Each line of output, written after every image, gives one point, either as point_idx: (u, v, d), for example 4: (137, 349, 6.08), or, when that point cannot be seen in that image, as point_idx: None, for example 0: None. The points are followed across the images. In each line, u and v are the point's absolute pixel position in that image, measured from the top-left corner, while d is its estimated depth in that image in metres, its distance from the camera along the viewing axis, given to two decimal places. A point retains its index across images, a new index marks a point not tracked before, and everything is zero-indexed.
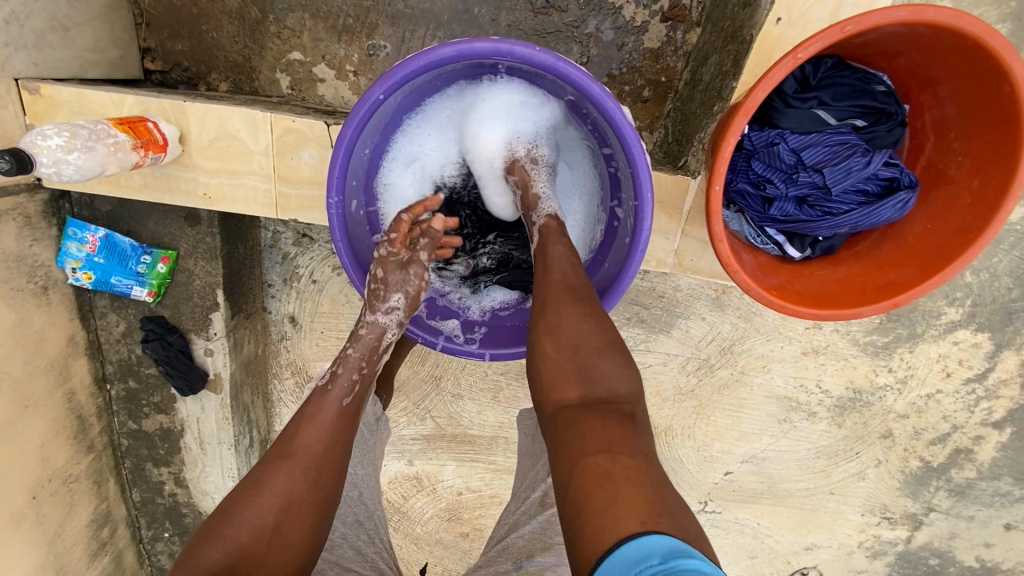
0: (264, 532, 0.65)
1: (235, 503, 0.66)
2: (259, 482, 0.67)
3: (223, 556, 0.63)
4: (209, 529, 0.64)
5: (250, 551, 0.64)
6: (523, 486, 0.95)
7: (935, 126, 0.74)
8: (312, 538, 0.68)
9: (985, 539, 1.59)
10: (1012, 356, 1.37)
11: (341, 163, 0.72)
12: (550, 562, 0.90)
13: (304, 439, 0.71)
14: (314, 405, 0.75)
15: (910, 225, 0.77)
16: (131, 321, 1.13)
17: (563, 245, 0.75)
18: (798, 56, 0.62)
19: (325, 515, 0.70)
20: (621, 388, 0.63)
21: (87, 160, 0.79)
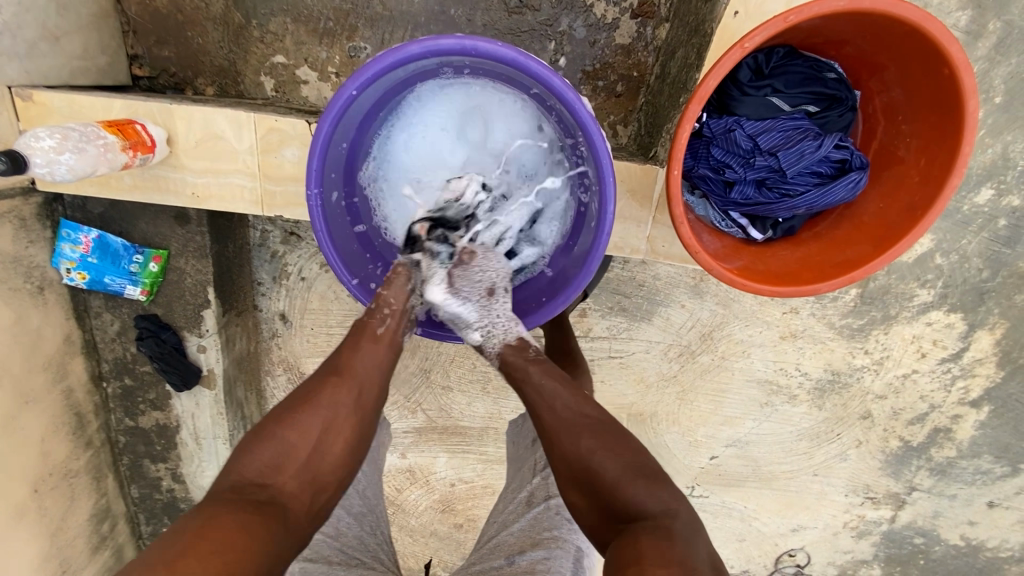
0: (311, 437, 0.72)
1: (287, 411, 0.73)
2: (311, 394, 0.75)
3: (273, 456, 0.70)
4: (262, 430, 0.71)
5: (296, 455, 0.70)
6: (512, 485, 0.96)
7: (885, 110, 0.78)
8: (351, 453, 0.75)
9: (969, 517, 1.63)
10: (985, 336, 1.41)
11: (319, 157, 0.76)
12: (543, 556, 0.85)
13: (349, 360, 0.78)
14: (357, 337, 0.80)
15: (864, 205, 0.81)
16: (125, 319, 1.16)
17: (538, 378, 0.80)
18: (745, 46, 0.66)
19: (366, 433, 0.77)
20: (650, 506, 0.69)
21: (79, 161, 0.81)
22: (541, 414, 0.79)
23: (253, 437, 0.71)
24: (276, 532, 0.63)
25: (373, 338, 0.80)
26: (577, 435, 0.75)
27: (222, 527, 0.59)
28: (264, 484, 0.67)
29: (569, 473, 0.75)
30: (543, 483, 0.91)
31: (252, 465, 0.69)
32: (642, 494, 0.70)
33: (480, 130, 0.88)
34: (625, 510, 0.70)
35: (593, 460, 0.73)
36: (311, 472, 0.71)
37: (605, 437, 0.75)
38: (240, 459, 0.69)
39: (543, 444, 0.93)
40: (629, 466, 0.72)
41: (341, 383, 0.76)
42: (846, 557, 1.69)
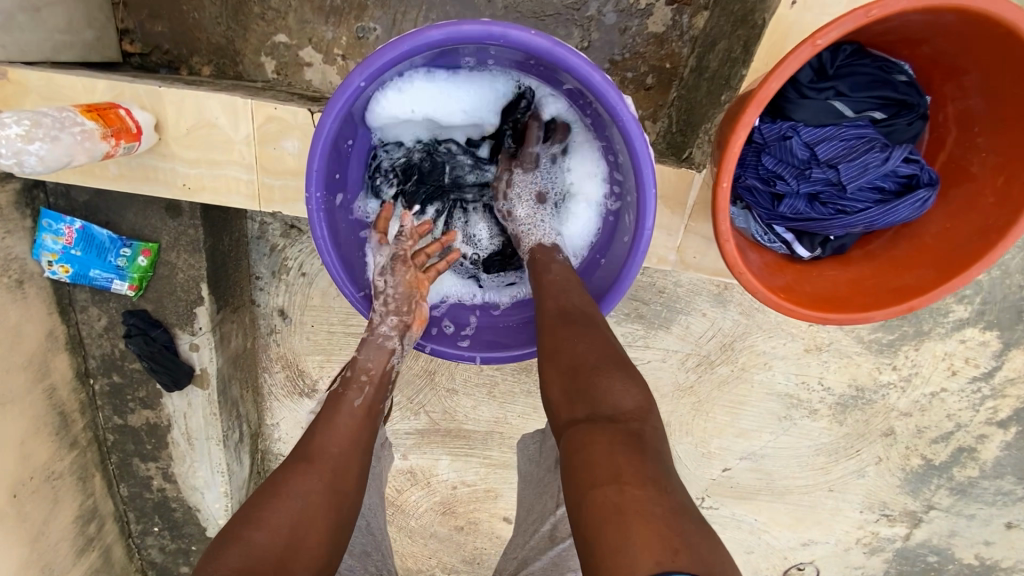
0: (283, 531, 0.60)
1: (254, 507, 0.61)
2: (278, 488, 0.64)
3: (241, 561, 0.56)
4: (223, 538, 0.58)
5: (269, 556, 0.58)
6: (535, 514, 0.89)
7: (957, 120, 0.70)
8: (330, 546, 0.64)
9: (986, 537, 1.57)
10: (1020, 355, 1.34)
11: (321, 156, 0.68)
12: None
13: (322, 441, 0.69)
14: (329, 412, 0.72)
15: (928, 225, 0.72)
16: (113, 315, 1.09)
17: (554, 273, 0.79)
18: (817, 43, 0.57)
19: (341, 526, 0.66)
20: (620, 403, 0.61)
21: (51, 151, 0.71)
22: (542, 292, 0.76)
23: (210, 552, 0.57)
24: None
25: (349, 409, 0.72)
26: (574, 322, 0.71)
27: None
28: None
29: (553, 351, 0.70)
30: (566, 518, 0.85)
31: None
32: (616, 390, 0.62)
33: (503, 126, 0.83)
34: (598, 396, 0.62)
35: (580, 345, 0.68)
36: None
37: (592, 328, 0.70)
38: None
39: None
40: (606, 357, 0.66)
41: (315, 467, 0.66)
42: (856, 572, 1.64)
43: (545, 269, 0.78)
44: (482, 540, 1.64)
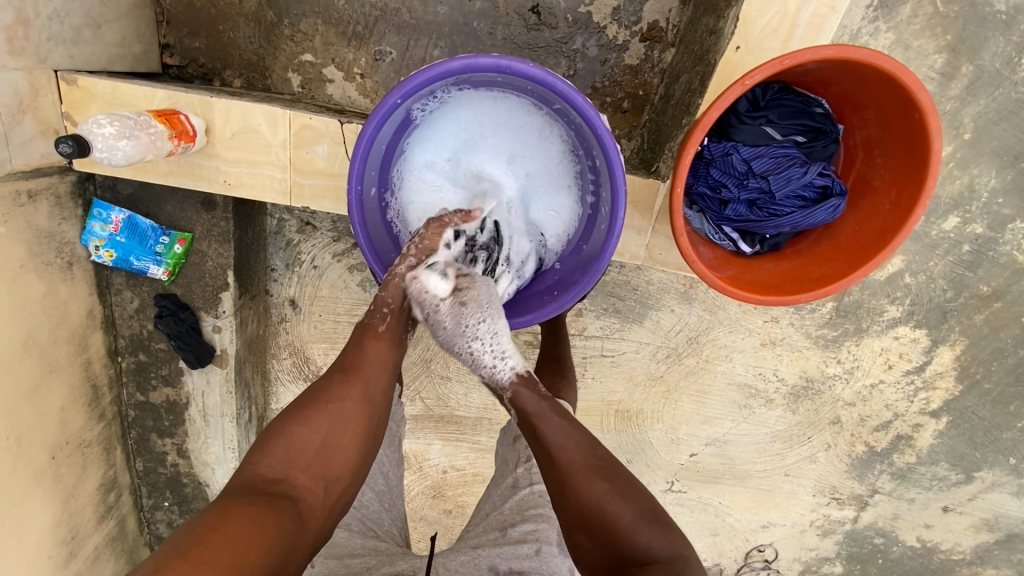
0: (321, 434, 0.76)
1: (299, 409, 0.77)
2: (317, 394, 0.79)
3: (285, 454, 0.74)
4: (276, 428, 0.75)
5: (310, 451, 0.75)
6: (500, 473, 0.99)
7: (863, 145, 0.88)
8: (363, 444, 0.79)
9: (926, 520, 1.67)
10: (947, 352, 1.49)
11: (361, 158, 0.83)
12: (532, 529, 0.91)
13: (354, 359, 0.82)
14: (362, 333, 0.84)
15: (843, 226, 0.89)
16: (145, 298, 1.21)
17: (558, 418, 0.81)
18: (745, 83, 0.76)
19: (374, 427, 0.81)
20: (662, 554, 0.72)
21: (133, 148, 0.90)
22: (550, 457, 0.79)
23: (268, 435, 0.76)
24: (289, 523, 0.67)
25: (377, 337, 0.83)
26: (591, 476, 0.77)
27: (239, 516, 0.64)
28: (280, 479, 0.72)
29: (579, 517, 0.76)
30: (526, 472, 0.95)
31: (266, 463, 0.73)
32: (655, 540, 0.73)
33: (510, 148, 0.93)
34: (639, 555, 0.72)
35: (607, 506, 0.75)
36: (320, 470, 0.75)
37: (619, 484, 0.77)
38: (256, 456, 0.74)
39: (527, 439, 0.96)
40: (642, 513, 0.75)
41: (349, 377, 0.80)
42: (811, 554, 1.74)
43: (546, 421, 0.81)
44: None
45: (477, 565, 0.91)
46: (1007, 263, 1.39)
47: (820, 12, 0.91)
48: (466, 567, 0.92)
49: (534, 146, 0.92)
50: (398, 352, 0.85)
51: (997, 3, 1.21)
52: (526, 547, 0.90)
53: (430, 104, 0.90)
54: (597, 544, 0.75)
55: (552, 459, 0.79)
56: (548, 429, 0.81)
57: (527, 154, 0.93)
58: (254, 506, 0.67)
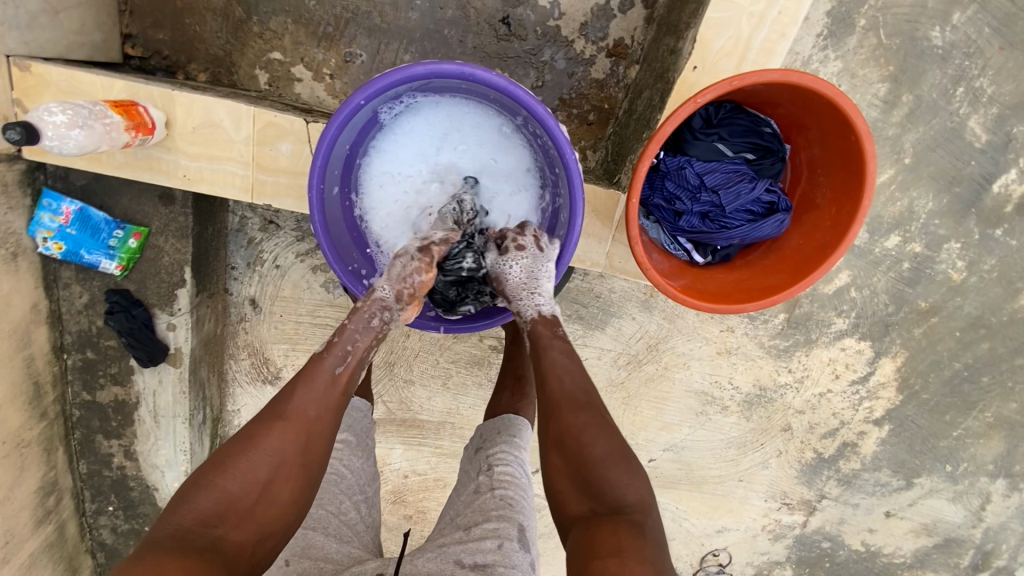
0: (256, 483, 0.72)
1: (232, 456, 0.72)
2: (255, 438, 0.74)
3: (214, 505, 0.70)
4: (205, 476, 0.71)
5: (240, 507, 0.71)
6: (465, 483, 0.96)
7: (807, 164, 0.93)
8: (298, 501, 0.75)
9: (869, 525, 1.75)
10: (888, 362, 1.57)
11: (323, 155, 0.83)
12: (494, 527, 0.85)
13: (299, 401, 0.77)
14: (310, 371, 0.80)
15: (788, 239, 0.94)
16: (95, 293, 1.18)
17: (558, 342, 0.86)
18: (696, 101, 0.80)
19: (313, 477, 0.77)
20: (627, 497, 0.72)
21: (86, 138, 0.88)
22: (547, 377, 0.83)
23: (194, 485, 0.71)
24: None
25: (324, 376, 0.80)
26: (578, 407, 0.79)
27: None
28: (205, 535, 0.68)
29: (560, 442, 0.78)
30: (488, 479, 0.92)
31: (191, 516, 0.69)
32: (624, 480, 0.73)
33: (477, 154, 0.94)
34: (606, 488, 0.73)
35: (586, 436, 0.76)
36: (254, 522, 0.71)
37: (599, 417, 0.78)
38: (179, 510, 0.69)
39: (487, 451, 0.97)
40: (617, 453, 0.75)
41: (289, 425, 0.75)
42: (763, 558, 1.77)
43: (545, 345, 0.85)
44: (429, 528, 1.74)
45: (441, 563, 0.84)
46: (943, 280, 1.48)
47: (771, 38, 0.97)
48: (431, 566, 0.84)
49: (500, 154, 0.94)
50: (339, 392, 0.81)
51: (934, 38, 1.30)
52: (489, 543, 0.83)
53: (397, 108, 0.92)
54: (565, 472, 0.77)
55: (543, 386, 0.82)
56: (549, 354, 0.84)
57: (492, 161, 0.94)
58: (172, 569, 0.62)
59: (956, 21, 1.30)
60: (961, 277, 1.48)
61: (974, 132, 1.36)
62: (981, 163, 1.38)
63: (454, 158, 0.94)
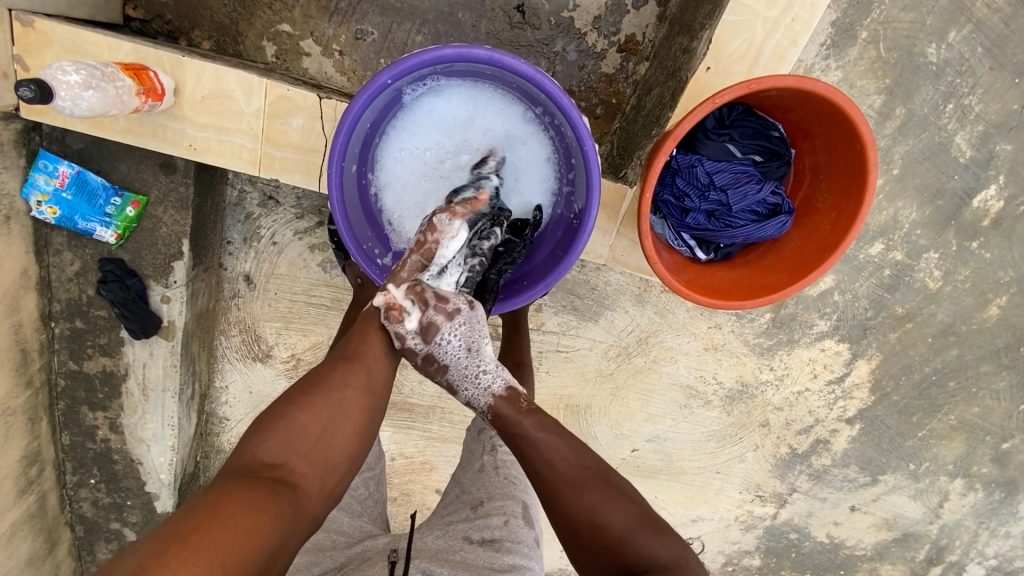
0: (322, 420, 0.74)
1: (299, 393, 0.76)
2: (319, 378, 0.78)
3: (283, 437, 0.71)
4: (276, 411, 0.73)
5: (307, 440, 0.73)
6: (468, 460, 0.98)
7: (811, 169, 0.96)
8: (361, 438, 0.78)
9: (834, 518, 1.83)
10: (864, 364, 1.64)
11: (346, 131, 0.84)
12: (500, 504, 0.89)
13: (360, 347, 0.83)
14: (367, 324, 0.86)
15: (788, 242, 0.98)
16: (87, 261, 1.16)
17: (529, 421, 0.84)
18: (715, 101, 0.83)
19: (372, 418, 0.80)
20: (662, 558, 0.72)
21: (99, 100, 0.88)
22: (538, 464, 0.81)
23: (263, 422, 0.74)
24: (288, 503, 0.65)
25: (379, 334, 0.85)
26: (579, 487, 0.78)
27: (244, 497, 0.62)
28: (277, 467, 0.69)
29: (569, 526, 0.77)
30: (492, 459, 0.95)
31: (266, 449, 0.70)
32: (653, 546, 0.73)
33: (496, 140, 0.95)
34: (637, 557, 0.72)
35: (601, 511, 0.75)
36: (321, 458, 0.73)
37: (607, 490, 0.77)
38: (252, 440, 0.71)
39: (490, 431, 0.97)
40: (637, 519, 0.75)
41: (352, 366, 0.80)
42: (734, 547, 1.84)
43: (518, 430, 0.83)
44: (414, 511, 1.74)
45: (450, 539, 0.88)
46: (919, 288, 1.55)
47: (783, 44, 0.99)
48: (440, 542, 0.88)
49: (521, 141, 0.95)
50: (397, 347, 0.86)
51: (931, 54, 1.35)
52: (496, 519, 0.88)
53: (420, 90, 0.92)
54: (585, 549, 0.76)
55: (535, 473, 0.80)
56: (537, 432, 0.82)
57: (511, 147, 0.95)
58: (253, 489, 0.64)
59: (953, 39, 1.35)
60: (937, 285, 1.55)
61: (960, 148, 1.42)
62: (963, 178, 1.44)
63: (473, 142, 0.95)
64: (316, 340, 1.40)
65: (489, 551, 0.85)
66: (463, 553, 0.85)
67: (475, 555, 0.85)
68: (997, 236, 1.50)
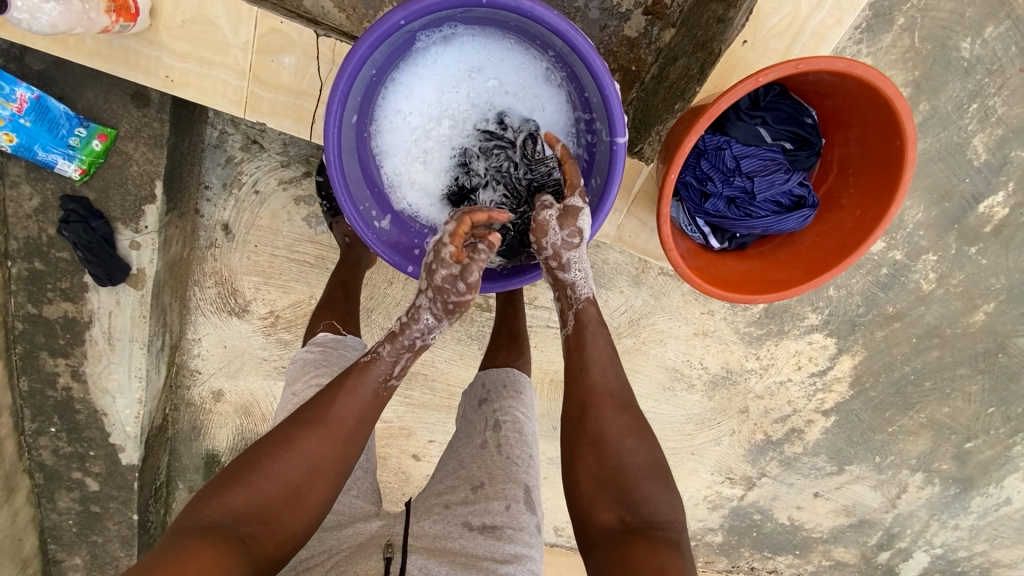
0: (289, 485, 0.73)
1: (265, 454, 0.74)
2: (292, 439, 0.75)
3: (245, 501, 0.70)
4: (242, 471, 0.72)
5: (271, 503, 0.71)
6: (469, 432, 0.94)
7: (839, 161, 0.92)
8: (326, 503, 0.76)
9: (798, 502, 1.87)
10: (847, 360, 1.65)
11: (349, 76, 0.76)
12: (502, 488, 0.86)
13: (339, 410, 0.78)
14: (356, 378, 0.81)
15: (805, 237, 0.94)
16: (47, 196, 1.06)
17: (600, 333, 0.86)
18: (758, 79, 0.77)
19: (342, 483, 0.78)
20: (664, 513, 0.74)
21: (62, 16, 0.77)
22: (591, 369, 0.84)
23: (225, 480, 0.72)
24: (244, 574, 0.64)
25: (362, 382, 0.81)
26: (617, 405, 0.81)
27: (206, 562, 0.61)
28: (238, 527, 0.68)
29: (595, 440, 0.79)
30: (495, 436, 0.91)
31: (223, 507, 0.69)
32: (660, 497, 0.75)
33: (510, 100, 0.87)
34: (641, 501, 0.75)
35: (625, 442, 0.78)
36: (280, 524, 0.72)
37: (638, 424, 0.80)
38: (215, 499, 0.70)
39: (493, 405, 0.95)
40: (651, 464, 0.78)
41: (327, 428, 0.77)
42: (699, 525, 1.88)
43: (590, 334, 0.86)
44: (388, 475, 1.71)
45: (448, 525, 0.84)
46: (912, 289, 1.54)
47: (826, 23, 0.93)
48: (438, 528, 0.84)
49: (538, 103, 0.87)
50: (379, 407, 0.83)
51: (964, 49, 1.29)
52: (497, 504, 0.84)
53: (433, 37, 0.84)
54: (593, 471, 0.78)
55: (583, 373, 0.84)
56: (593, 347, 0.85)
57: (528, 110, 0.88)
58: (213, 555, 0.63)
59: (987, 36, 1.30)
60: (930, 287, 1.54)
61: (976, 151, 1.38)
62: (973, 182, 1.42)
63: (486, 100, 0.87)
64: (298, 297, 1.32)
65: (489, 538, 0.82)
66: (462, 541, 0.82)
67: (475, 543, 0.81)
68: (996, 244, 1.49)
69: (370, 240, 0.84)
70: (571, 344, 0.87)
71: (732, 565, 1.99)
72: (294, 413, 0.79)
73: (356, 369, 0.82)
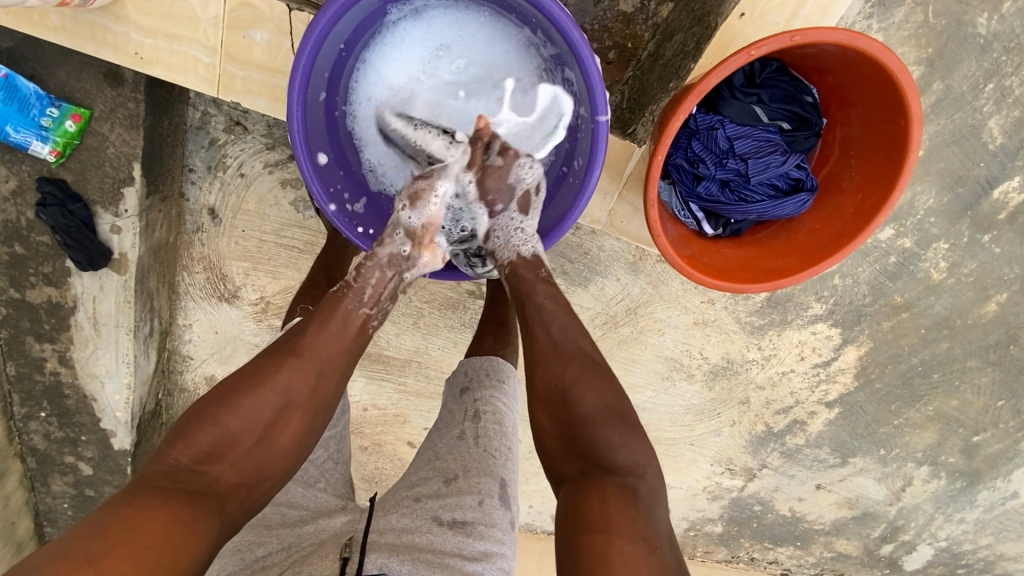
0: (259, 424, 0.69)
1: (236, 391, 0.70)
2: (263, 378, 0.71)
3: (213, 441, 0.67)
4: (209, 411, 0.68)
5: (240, 441, 0.68)
6: (448, 422, 0.91)
7: (841, 143, 0.87)
8: (301, 442, 0.73)
9: (799, 494, 1.83)
10: (852, 351, 1.59)
11: (312, 49, 0.73)
12: (476, 482, 0.84)
13: (312, 341, 0.74)
14: (326, 314, 0.76)
15: (804, 222, 0.89)
16: (25, 179, 1.04)
17: (540, 292, 0.81)
18: (750, 53, 0.72)
19: (319, 419, 0.74)
20: (623, 459, 0.70)
21: None
22: (532, 328, 0.79)
23: (193, 417, 0.68)
24: (208, 520, 0.62)
25: (342, 316, 0.77)
26: (563, 361, 0.76)
27: (158, 517, 0.59)
28: (201, 468, 0.65)
29: (546, 393, 0.76)
30: (473, 427, 0.89)
31: (190, 450, 0.66)
32: (619, 442, 0.71)
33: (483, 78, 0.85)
34: (600, 450, 0.71)
35: (576, 389, 0.74)
36: (253, 464, 0.69)
37: (592, 370, 0.75)
38: (175, 443, 0.66)
39: (474, 394, 0.92)
40: (609, 408, 0.73)
41: (300, 367, 0.72)
42: (698, 515, 1.85)
43: (529, 291, 0.81)
44: (384, 462, 1.69)
45: (417, 519, 0.82)
46: (922, 278, 1.48)
47: None
48: (405, 522, 0.82)
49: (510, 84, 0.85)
50: (356, 343, 0.78)
51: (980, 25, 1.22)
52: (469, 499, 0.82)
53: (403, 11, 0.82)
54: (554, 420, 0.75)
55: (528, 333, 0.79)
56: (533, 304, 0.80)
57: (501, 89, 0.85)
58: (173, 507, 0.60)
59: (1006, 11, 1.22)
60: (940, 277, 1.47)
61: (991, 133, 1.31)
62: (988, 166, 1.35)
63: (458, 78, 0.85)
64: (287, 284, 1.29)
65: (458, 534, 0.80)
66: (430, 536, 0.79)
67: (444, 539, 0.79)
68: (1011, 231, 1.42)
69: (342, 229, 0.81)
70: (517, 305, 0.81)
71: (731, 555, 1.96)
72: (266, 353, 0.75)
73: (325, 304, 0.77)
